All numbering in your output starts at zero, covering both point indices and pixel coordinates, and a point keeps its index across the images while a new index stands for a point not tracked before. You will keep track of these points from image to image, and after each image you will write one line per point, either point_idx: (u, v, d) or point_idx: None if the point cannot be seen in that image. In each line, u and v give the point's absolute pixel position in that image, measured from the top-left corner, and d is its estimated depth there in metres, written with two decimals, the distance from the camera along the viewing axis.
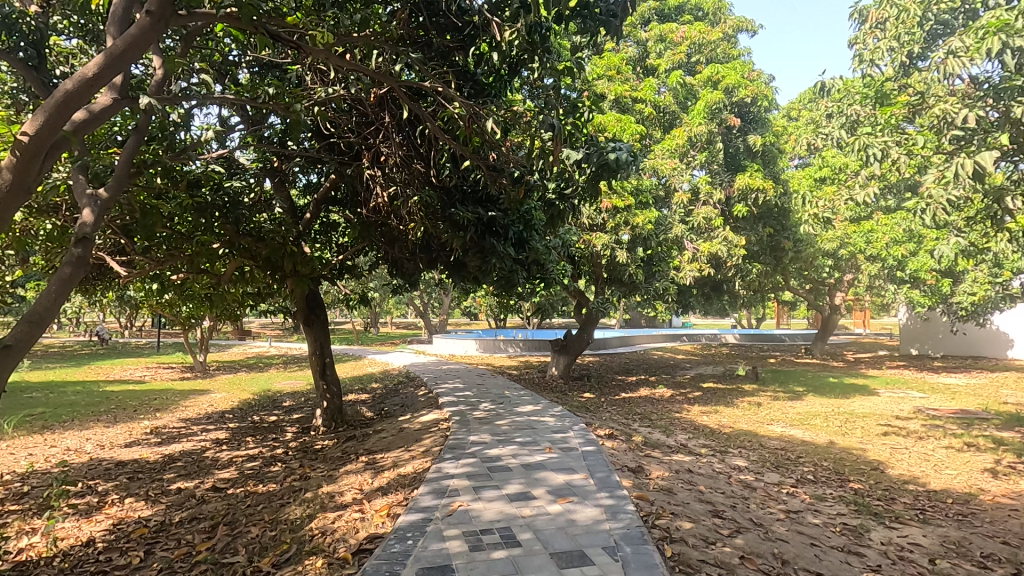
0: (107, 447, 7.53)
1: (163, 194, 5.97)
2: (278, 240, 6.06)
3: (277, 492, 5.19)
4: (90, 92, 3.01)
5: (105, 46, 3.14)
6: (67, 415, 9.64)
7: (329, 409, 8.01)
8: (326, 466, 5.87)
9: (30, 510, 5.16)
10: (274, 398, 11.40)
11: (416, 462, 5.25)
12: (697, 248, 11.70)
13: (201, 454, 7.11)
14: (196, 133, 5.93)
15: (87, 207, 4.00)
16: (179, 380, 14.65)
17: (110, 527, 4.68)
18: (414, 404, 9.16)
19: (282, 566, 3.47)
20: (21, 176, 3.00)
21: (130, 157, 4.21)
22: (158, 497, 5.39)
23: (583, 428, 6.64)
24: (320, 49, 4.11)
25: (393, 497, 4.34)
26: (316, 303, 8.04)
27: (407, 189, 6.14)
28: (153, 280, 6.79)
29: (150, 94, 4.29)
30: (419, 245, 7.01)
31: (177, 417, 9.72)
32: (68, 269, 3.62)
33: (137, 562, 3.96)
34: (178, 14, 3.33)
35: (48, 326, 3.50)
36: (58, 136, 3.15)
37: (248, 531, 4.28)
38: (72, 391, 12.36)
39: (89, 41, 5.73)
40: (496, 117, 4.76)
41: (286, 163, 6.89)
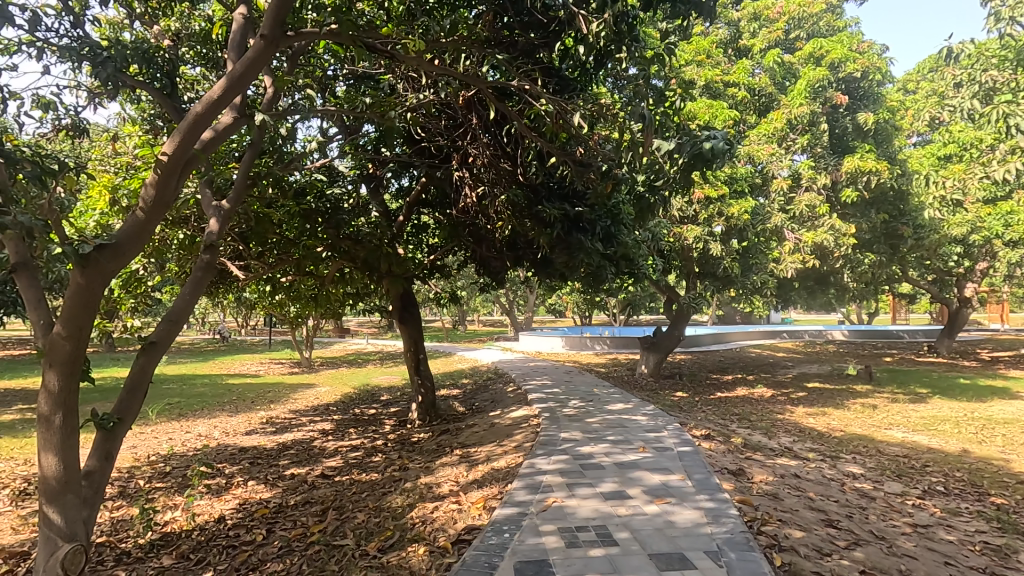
0: (231, 434, 8.35)
1: (273, 203, 6.53)
2: (374, 242, 6.52)
3: (379, 481, 5.48)
4: (217, 112, 3.39)
5: (228, 71, 3.49)
6: (198, 404, 10.78)
7: (424, 403, 8.35)
8: (423, 458, 6.12)
9: (172, 487, 5.83)
10: (373, 392, 12.06)
11: (509, 458, 5.32)
12: (800, 239, 10.79)
13: (311, 443, 7.67)
14: (301, 144, 6.41)
15: (213, 217, 4.47)
16: (288, 374, 15.92)
17: (237, 506, 5.18)
18: (503, 400, 9.30)
19: (387, 550, 3.68)
20: (162, 191, 3.34)
21: (247, 171, 4.67)
22: (276, 481, 5.90)
23: (678, 428, 6.42)
24: (414, 58, 4.21)
25: (489, 490, 4.43)
26: (410, 302, 8.40)
27: (494, 188, 6.18)
28: (266, 282, 7.39)
29: (263, 111, 4.66)
30: (506, 244, 7.21)
31: (288, 409, 10.57)
32: (198, 272, 4.06)
33: (261, 539, 4.34)
34: (288, 36, 3.61)
35: (185, 324, 3.94)
36: (191, 154, 3.52)
37: (355, 517, 4.54)
38: (200, 383, 13.82)
39: (210, 67, 6.25)
40: (583, 111, 4.67)
41: (381, 169, 7.23)
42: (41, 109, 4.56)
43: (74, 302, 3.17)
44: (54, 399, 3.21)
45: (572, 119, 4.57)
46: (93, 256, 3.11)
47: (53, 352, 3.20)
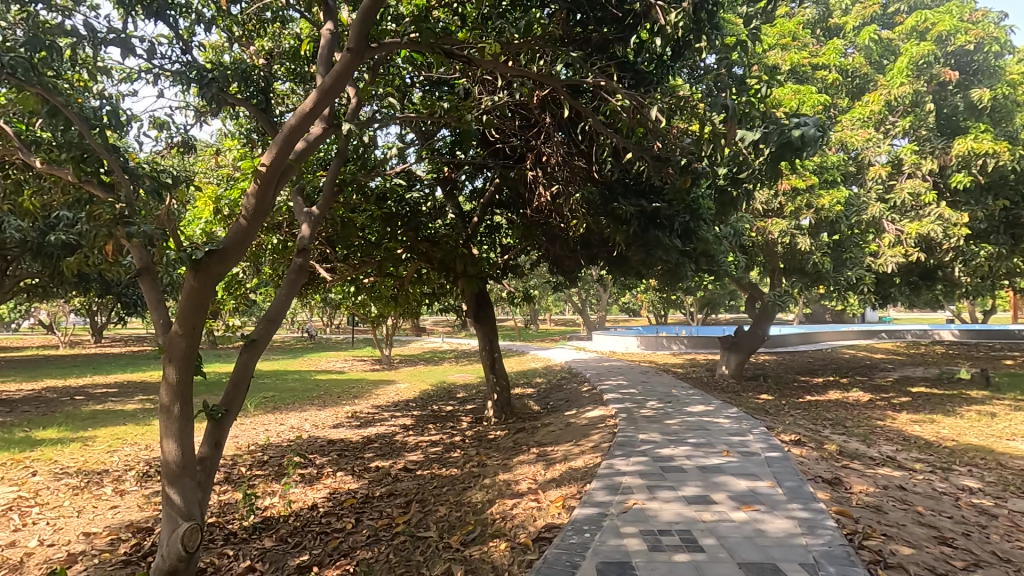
0: (321, 427, 8.88)
1: (356, 208, 6.86)
2: (450, 244, 6.76)
3: (459, 476, 5.61)
4: (309, 124, 3.61)
5: (318, 85, 3.71)
6: (290, 398, 11.54)
7: (499, 401, 8.47)
8: (500, 455, 6.20)
9: (271, 475, 6.28)
10: (449, 389, 12.39)
11: (587, 458, 5.28)
12: (902, 230, 9.75)
13: (393, 437, 8.00)
14: (382, 152, 6.66)
15: (304, 223, 4.76)
16: (370, 371, 16.68)
17: (328, 495, 5.50)
18: (578, 399, 9.25)
19: (469, 544, 3.76)
20: (261, 200, 3.61)
21: (335, 178, 4.94)
22: (362, 473, 6.20)
23: (764, 432, 6.11)
24: (490, 61, 4.27)
25: (568, 489, 4.42)
26: (484, 301, 8.54)
27: (568, 186, 6.16)
28: (350, 282, 7.76)
29: (349, 120, 4.90)
30: (580, 242, 7.16)
31: (371, 404, 11.08)
32: (292, 275, 4.35)
33: (351, 527, 4.58)
34: (371, 47, 3.78)
35: (281, 323, 4.23)
36: (286, 164, 3.77)
37: (437, 510, 4.68)
38: (292, 378, 14.79)
39: (298, 82, 6.64)
40: (661, 104, 4.54)
41: (457, 172, 7.39)
42: (157, 130, 5.02)
43: (189, 303, 3.49)
44: (173, 391, 3.55)
45: (649, 113, 4.46)
46: (204, 261, 3.40)
47: (172, 349, 3.55)
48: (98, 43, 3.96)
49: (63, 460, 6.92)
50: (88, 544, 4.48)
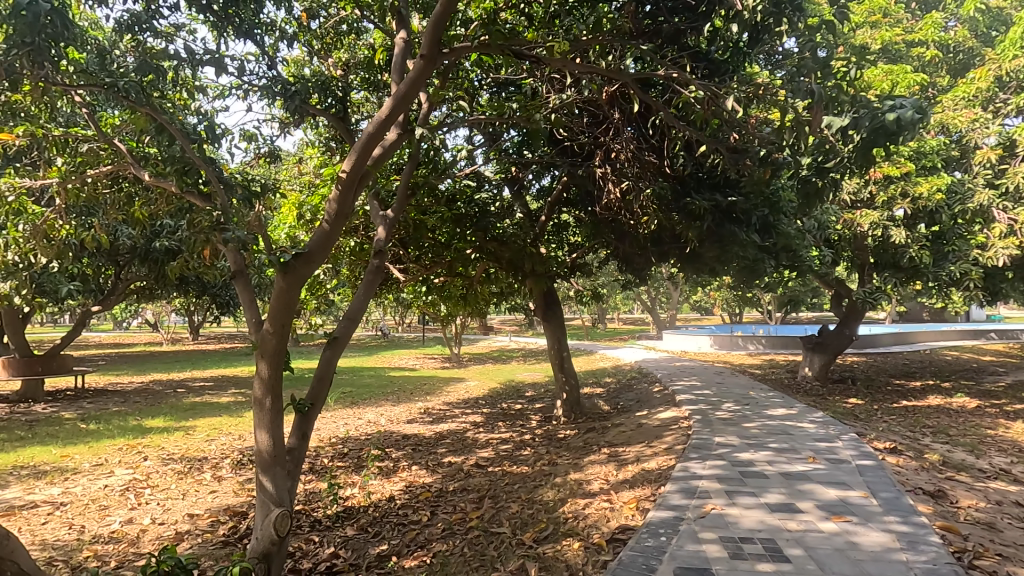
0: (395, 422, 9.20)
1: (427, 210, 7.05)
2: (519, 244, 6.80)
3: (530, 474, 5.64)
4: (386, 130, 3.75)
5: (393, 92, 3.84)
6: (367, 394, 12.06)
7: (568, 400, 8.43)
8: (571, 454, 6.18)
9: (351, 466, 6.60)
10: (518, 388, 12.49)
11: (660, 459, 5.15)
12: (1016, 218, 8.20)
13: (465, 434, 8.17)
14: (451, 154, 6.80)
15: (380, 225, 4.94)
16: (441, 369, 17.10)
17: (404, 488, 5.70)
18: (649, 400, 9.04)
19: (542, 542, 3.78)
20: (342, 205, 3.79)
21: (408, 181, 5.10)
22: (436, 468, 6.37)
23: (855, 439, 5.71)
24: (559, 59, 4.25)
25: (641, 491, 4.34)
26: (553, 300, 8.53)
27: (638, 182, 6.03)
28: (422, 282, 7.97)
29: (420, 125, 5.04)
30: (650, 239, 6.99)
31: (442, 400, 11.37)
32: (370, 275, 4.53)
33: (426, 520, 4.72)
34: (443, 53, 3.86)
35: (361, 321, 4.42)
36: (364, 170, 3.93)
37: (509, 506, 4.73)
38: (368, 375, 15.43)
39: (373, 90, 6.91)
40: (737, 94, 4.35)
41: (524, 171, 7.43)
42: (246, 141, 5.38)
43: (278, 303, 3.71)
44: (266, 385, 3.80)
45: (725, 103, 4.29)
46: (292, 263, 3.62)
47: (264, 346, 3.80)
48: (197, 63, 4.31)
49: (169, 447, 7.60)
50: (192, 524, 4.89)
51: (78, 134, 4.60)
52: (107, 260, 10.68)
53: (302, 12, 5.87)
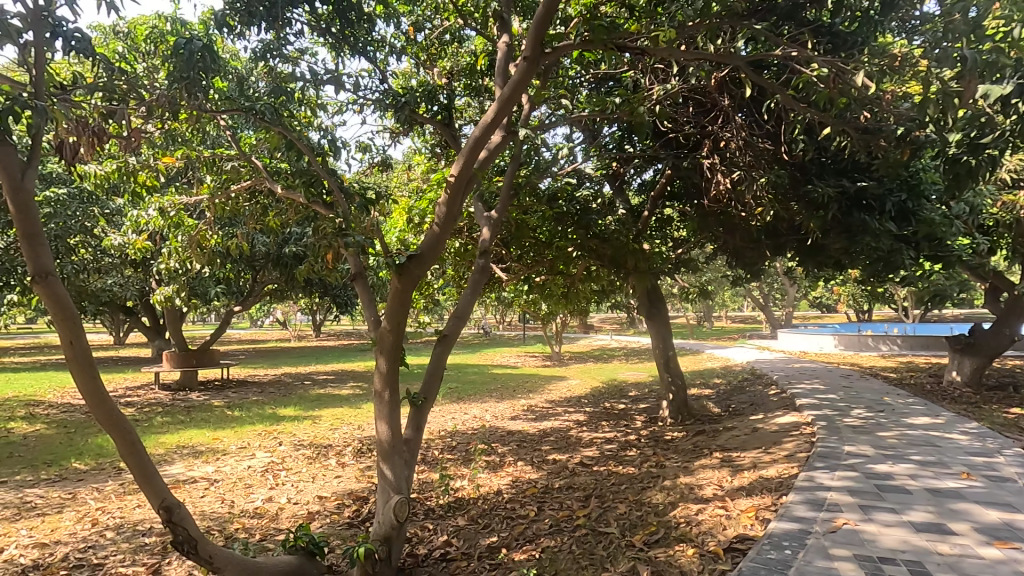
0: (500, 418, 9.42)
1: (529, 210, 7.12)
2: (621, 240, 6.67)
3: (638, 475, 5.51)
4: (491, 134, 3.85)
5: (497, 96, 3.94)
6: (472, 390, 12.46)
7: (675, 402, 8.12)
8: (680, 457, 5.95)
9: (459, 459, 6.86)
10: (621, 387, 12.26)
11: (780, 467, 4.80)
12: None
13: (568, 432, 8.17)
14: (552, 153, 6.82)
15: (485, 226, 5.08)
16: (542, 367, 17.23)
17: (511, 482, 5.81)
18: (764, 403, 8.46)
19: (653, 545, 3.69)
20: (451, 208, 3.94)
21: (511, 181, 5.19)
22: (541, 464, 6.44)
23: (1020, 454, 4.94)
24: (665, 48, 4.10)
25: (760, 500, 4.08)
26: (657, 297, 8.28)
27: (752, 171, 5.67)
28: (523, 281, 8.07)
29: (523, 125, 5.11)
30: (765, 231, 6.54)
31: (544, 398, 11.46)
32: (477, 274, 4.67)
33: (534, 515, 4.79)
34: (545, 53, 3.88)
35: (468, 319, 4.57)
36: (471, 172, 4.07)
37: (616, 507, 4.66)
38: (472, 371, 15.94)
39: (475, 95, 7.11)
40: (869, 69, 3.94)
41: (626, 166, 7.27)
42: (361, 152, 5.78)
43: (394, 303, 3.93)
44: (384, 378, 4.06)
45: (854, 79, 3.90)
46: (407, 264, 3.83)
47: (383, 342, 4.06)
48: (319, 82, 4.70)
49: (299, 434, 8.38)
50: (322, 505, 5.36)
51: (224, 154, 5.19)
52: (246, 266, 11.99)
53: (409, 26, 6.17)
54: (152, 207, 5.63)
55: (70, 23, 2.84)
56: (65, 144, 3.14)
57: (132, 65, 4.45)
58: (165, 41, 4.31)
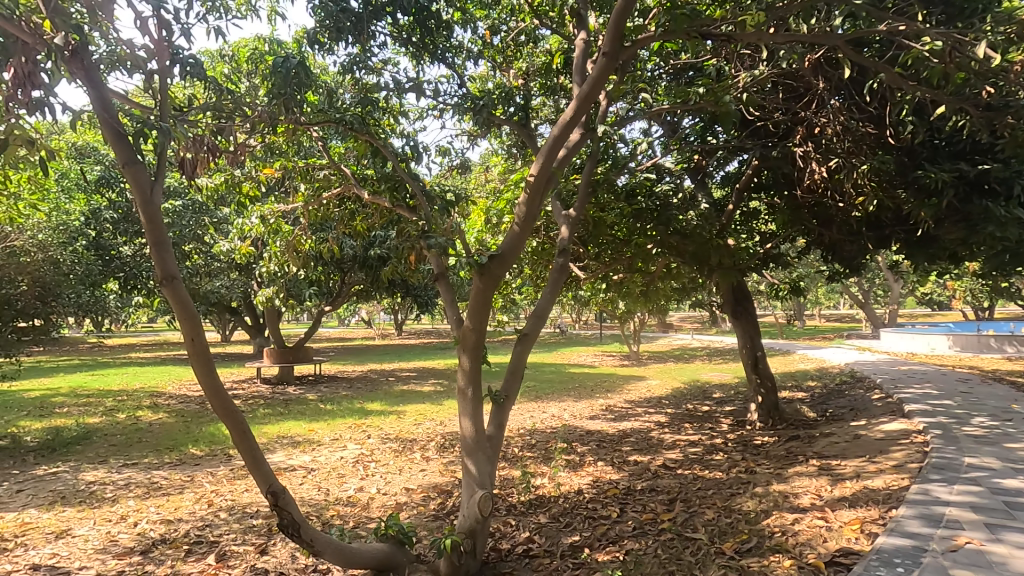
0: (578, 418, 9.37)
1: (606, 207, 7.03)
2: (705, 236, 6.41)
3: (726, 481, 5.28)
4: (570, 132, 3.85)
5: (576, 94, 3.92)
6: (549, 389, 12.48)
7: (765, 404, 7.70)
8: (772, 463, 5.65)
9: (539, 457, 6.90)
10: (704, 389, 11.80)
11: (888, 477, 4.43)
12: None
13: (649, 433, 7.98)
14: (630, 148, 6.68)
15: (564, 224, 5.08)
16: (620, 366, 16.94)
17: (592, 482, 5.77)
18: (867, 409, 7.80)
19: (744, 554, 3.53)
20: (530, 208, 3.97)
21: (589, 178, 5.14)
22: (622, 465, 6.33)
23: None
24: (752, 32, 3.89)
25: (865, 512, 3.80)
26: (743, 295, 7.89)
27: (851, 158, 5.26)
28: (601, 280, 7.96)
29: (600, 122, 5.05)
30: (866, 222, 6.05)
31: (624, 398, 11.26)
32: (556, 273, 4.67)
33: (616, 516, 4.72)
34: (625, 47, 3.80)
35: (548, 318, 4.58)
36: (550, 172, 4.08)
37: (703, 512, 4.50)
38: (549, 370, 15.96)
39: (550, 94, 7.11)
40: (993, 37, 3.53)
41: (709, 158, 6.97)
42: (441, 156, 5.96)
43: (475, 302, 4.02)
44: (467, 376, 4.16)
45: (976, 51, 3.51)
46: (488, 264, 3.91)
47: (465, 340, 4.16)
48: (401, 90, 4.90)
49: (386, 428, 8.78)
50: (409, 496, 5.59)
51: (317, 164, 5.53)
52: (335, 268, 12.71)
53: (486, 29, 6.28)
54: (254, 215, 6.11)
55: (186, 51, 3.15)
56: (185, 161, 3.49)
57: (236, 85, 4.84)
58: (264, 61, 4.66)
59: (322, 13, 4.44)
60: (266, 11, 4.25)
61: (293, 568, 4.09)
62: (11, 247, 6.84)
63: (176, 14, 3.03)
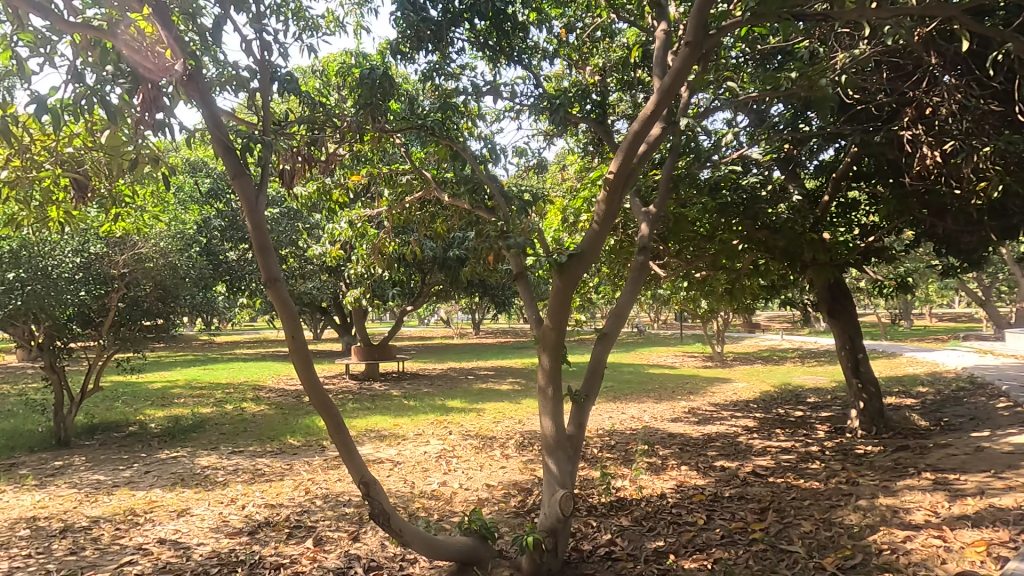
0: (659, 420, 9.11)
1: (688, 202, 6.79)
2: (797, 230, 6.03)
3: (824, 491, 4.94)
4: (651, 126, 3.75)
5: (657, 87, 3.80)
6: (628, 389, 12.23)
7: (867, 411, 7.11)
8: (877, 474, 5.21)
9: (619, 459, 6.77)
10: (797, 392, 11.09)
11: (1019, 496, 3.96)
12: None
13: (736, 438, 7.61)
14: (713, 140, 6.41)
15: (643, 221, 4.96)
16: (703, 367, 16.30)
17: (675, 487, 5.58)
18: (991, 418, 7.00)
19: (849, 571, 3.35)
20: (609, 205, 3.90)
21: (670, 173, 4.98)
22: (707, 471, 6.09)
23: None
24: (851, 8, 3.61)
25: (991, 534, 3.50)
26: (841, 292, 7.34)
27: (971, 140, 4.75)
28: (683, 277, 7.69)
29: (682, 114, 4.88)
30: (989, 211, 5.44)
31: (708, 401, 10.81)
32: (636, 271, 4.57)
33: (703, 523, 4.54)
34: (710, 35, 3.64)
35: (628, 318, 4.48)
36: (630, 168, 3.99)
37: (799, 524, 4.23)
38: (628, 371, 15.64)
39: (627, 89, 6.97)
40: None
41: (802, 147, 6.54)
42: (518, 156, 6.01)
43: (554, 301, 4.02)
44: (547, 375, 4.17)
45: None
46: (567, 263, 3.89)
47: (545, 340, 4.17)
48: (479, 93, 5.01)
49: (466, 425, 8.99)
50: (490, 492, 5.69)
51: (400, 170, 5.76)
52: (416, 269, 13.17)
53: (562, 28, 6.28)
54: (342, 220, 6.46)
55: (283, 68, 3.39)
56: (284, 172, 3.67)
57: (327, 98, 5.14)
58: (351, 74, 4.92)
59: (404, 24, 4.62)
60: (353, 27, 4.49)
61: (383, 557, 4.28)
62: (139, 253, 7.66)
63: (276, 35, 3.26)
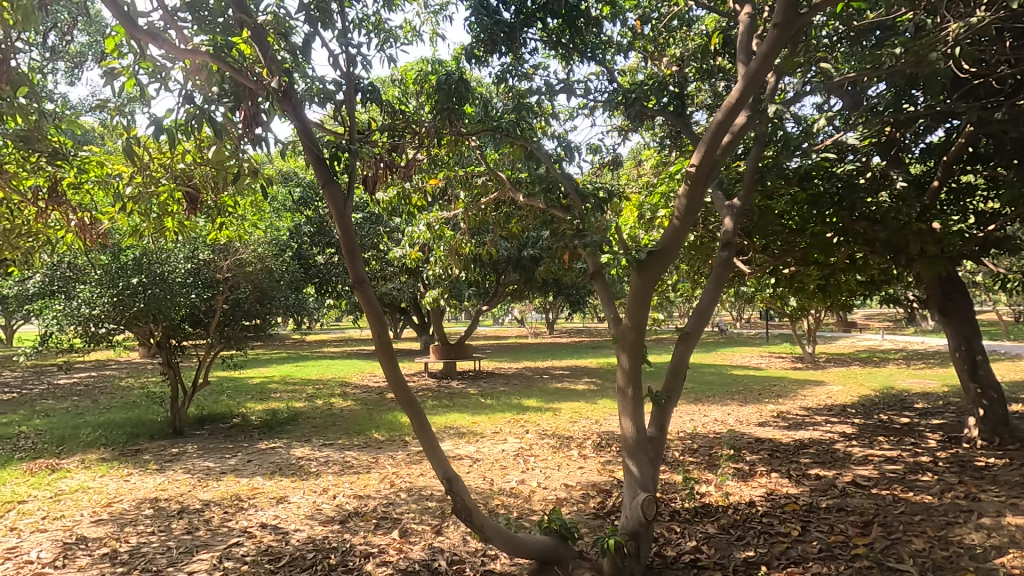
0: (745, 423, 8.66)
1: (775, 194, 6.39)
2: (901, 220, 5.52)
3: (938, 506, 4.50)
4: (735, 116, 3.57)
5: (742, 73, 3.60)
6: (710, 391, 11.74)
7: (988, 419, 6.39)
8: (1003, 490, 4.68)
9: (703, 463, 6.52)
10: (902, 397, 10.17)
11: None
12: None
13: (833, 445, 7.10)
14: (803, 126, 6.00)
15: (727, 216, 4.73)
16: (793, 369, 15.33)
17: (765, 495, 5.29)
18: None
19: None
20: (691, 200, 3.74)
21: (756, 163, 4.72)
22: (801, 479, 5.71)
23: None
24: None
25: None
26: (954, 287, 6.64)
27: None
28: (770, 274, 7.26)
29: (768, 101, 4.61)
30: None
31: (799, 404, 10.16)
32: (719, 268, 4.36)
33: (798, 535, 4.27)
34: (800, 14, 3.41)
35: (712, 317, 4.29)
36: (713, 161, 3.80)
37: (909, 541, 3.88)
38: (709, 371, 15.01)
39: (706, 77, 6.68)
40: None
41: (906, 128, 5.98)
42: (593, 153, 5.93)
43: (633, 299, 3.93)
44: (626, 375, 4.08)
45: None
46: (646, 261, 3.79)
47: (624, 339, 4.09)
48: (553, 92, 4.99)
49: (542, 424, 8.99)
50: (569, 493, 5.66)
51: (476, 172, 5.85)
52: (491, 269, 13.35)
53: (636, 20, 6.15)
54: (421, 223, 6.65)
55: (366, 79, 3.53)
56: (368, 178, 3.92)
57: (406, 105, 5.31)
58: (428, 81, 5.06)
59: (478, 28, 4.68)
60: (429, 35, 4.62)
61: (465, 551, 4.38)
62: (240, 259, 8.27)
63: (360, 48, 3.40)
